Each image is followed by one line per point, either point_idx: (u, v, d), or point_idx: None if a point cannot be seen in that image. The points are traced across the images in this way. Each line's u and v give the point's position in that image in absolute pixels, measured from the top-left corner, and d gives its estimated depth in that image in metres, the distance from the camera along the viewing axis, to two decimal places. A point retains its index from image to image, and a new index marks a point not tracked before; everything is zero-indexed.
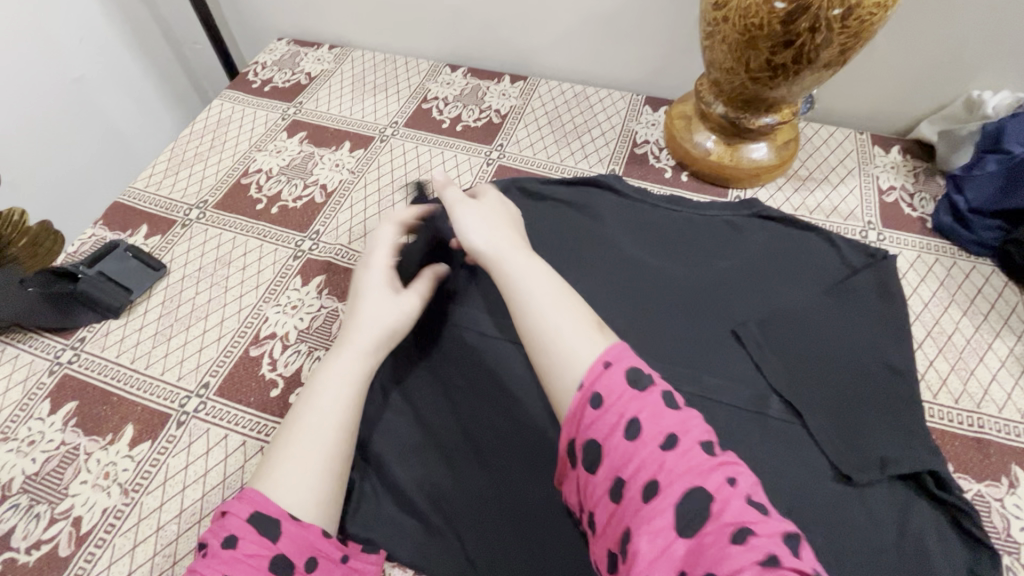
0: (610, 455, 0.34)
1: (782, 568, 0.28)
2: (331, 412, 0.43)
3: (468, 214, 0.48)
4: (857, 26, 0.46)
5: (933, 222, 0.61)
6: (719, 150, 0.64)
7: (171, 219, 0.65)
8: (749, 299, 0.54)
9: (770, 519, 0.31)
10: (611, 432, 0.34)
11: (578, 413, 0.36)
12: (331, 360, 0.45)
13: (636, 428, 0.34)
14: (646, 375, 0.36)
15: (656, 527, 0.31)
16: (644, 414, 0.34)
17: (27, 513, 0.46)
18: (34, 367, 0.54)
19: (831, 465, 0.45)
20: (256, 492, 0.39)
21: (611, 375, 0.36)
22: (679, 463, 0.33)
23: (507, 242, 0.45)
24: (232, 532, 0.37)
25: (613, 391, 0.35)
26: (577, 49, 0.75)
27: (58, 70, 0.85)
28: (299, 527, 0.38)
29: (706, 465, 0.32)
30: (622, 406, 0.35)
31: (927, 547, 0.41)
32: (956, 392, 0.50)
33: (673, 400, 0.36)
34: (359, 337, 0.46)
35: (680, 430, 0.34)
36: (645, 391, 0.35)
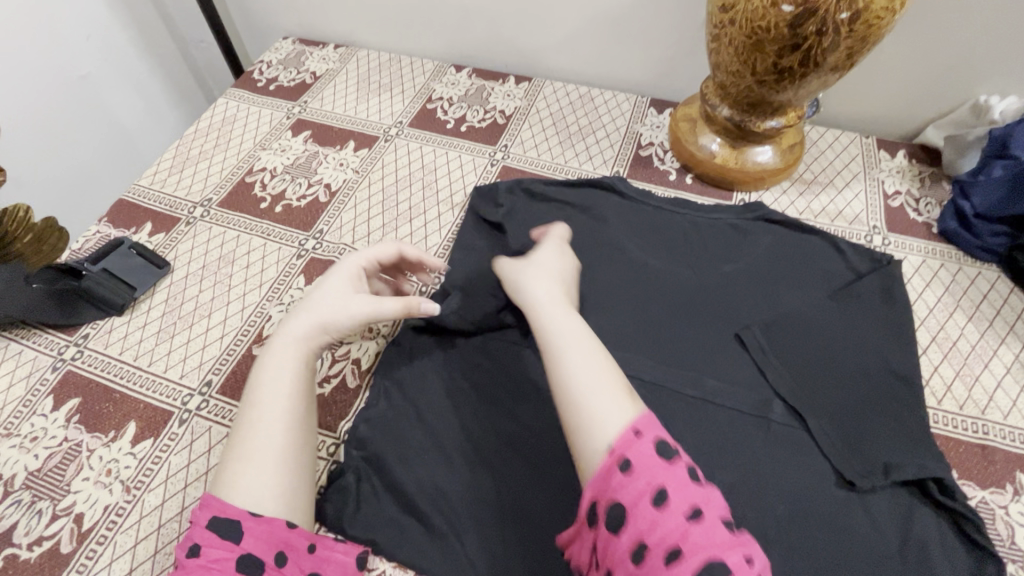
0: (636, 520, 0.34)
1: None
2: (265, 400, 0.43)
3: (520, 272, 0.50)
4: (864, 30, 0.45)
5: (938, 227, 0.61)
6: (724, 153, 0.64)
7: (176, 216, 0.65)
8: (752, 303, 0.54)
9: None
10: (638, 499, 0.35)
11: (605, 475, 0.36)
12: (271, 346, 0.46)
13: (664, 497, 0.34)
14: (672, 446, 0.37)
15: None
16: (671, 485, 0.35)
17: (29, 509, 0.46)
18: (37, 363, 0.54)
19: (835, 470, 0.45)
20: (214, 497, 0.39)
21: (641, 443, 0.36)
22: (703, 537, 0.33)
23: (551, 301, 0.47)
24: (195, 542, 0.37)
25: (642, 459, 0.36)
26: (583, 50, 0.75)
27: (66, 68, 0.85)
28: (261, 522, 0.38)
29: (727, 542, 0.33)
30: (652, 475, 0.35)
31: (931, 554, 0.41)
32: (960, 399, 0.50)
33: (696, 473, 0.37)
34: (296, 326, 0.47)
35: (704, 503, 0.35)
36: (672, 462, 0.36)
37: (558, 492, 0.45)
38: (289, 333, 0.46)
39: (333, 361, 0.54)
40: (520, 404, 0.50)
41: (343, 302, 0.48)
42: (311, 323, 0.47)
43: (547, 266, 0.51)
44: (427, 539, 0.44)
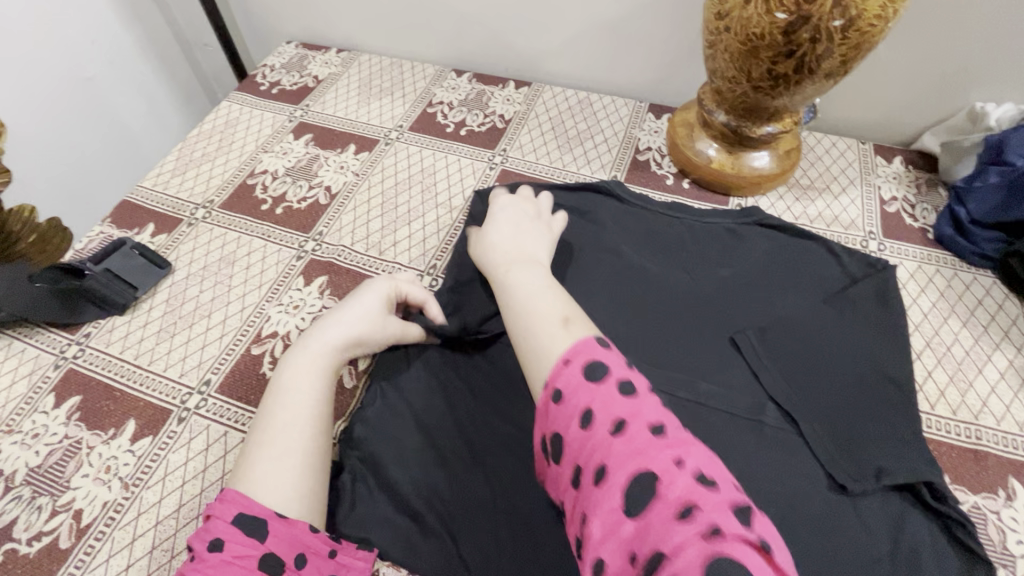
0: (569, 445, 0.35)
1: (725, 540, 0.28)
2: (293, 397, 0.46)
3: (478, 242, 0.54)
4: (857, 37, 0.46)
5: (934, 232, 0.61)
6: (720, 158, 0.64)
7: (178, 218, 0.66)
8: (747, 308, 0.55)
9: (718, 492, 0.31)
10: (568, 424, 0.35)
11: (544, 410, 0.37)
12: (304, 352, 0.48)
13: (590, 417, 0.35)
14: (602, 364, 0.37)
15: (607, 509, 0.31)
16: (596, 404, 0.35)
17: (28, 504, 0.47)
18: (39, 361, 0.55)
19: (827, 474, 0.45)
20: (237, 493, 0.39)
21: (568, 371, 0.37)
22: (628, 447, 0.33)
23: (505, 259, 0.51)
24: (216, 536, 0.37)
25: (569, 384, 0.37)
26: (581, 56, 0.76)
27: (71, 71, 0.86)
28: (287, 524, 0.39)
29: (654, 447, 0.33)
30: (578, 397, 0.36)
31: (921, 557, 0.41)
32: (954, 404, 0.50)
33: (630, 387, 0.36)
34: (338, 335, 0.49)
35: (632, 415, 0.34)
36: (599, 380, 0.36)
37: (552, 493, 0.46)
38: (325, 340, 0.49)
39: None
40: (514, 406, 0.50)
41: (380, 320, 0.51)
42: (353, 337, 0.50)
43: (510, 228, 0.54)
44: (420, 538, 0.44)
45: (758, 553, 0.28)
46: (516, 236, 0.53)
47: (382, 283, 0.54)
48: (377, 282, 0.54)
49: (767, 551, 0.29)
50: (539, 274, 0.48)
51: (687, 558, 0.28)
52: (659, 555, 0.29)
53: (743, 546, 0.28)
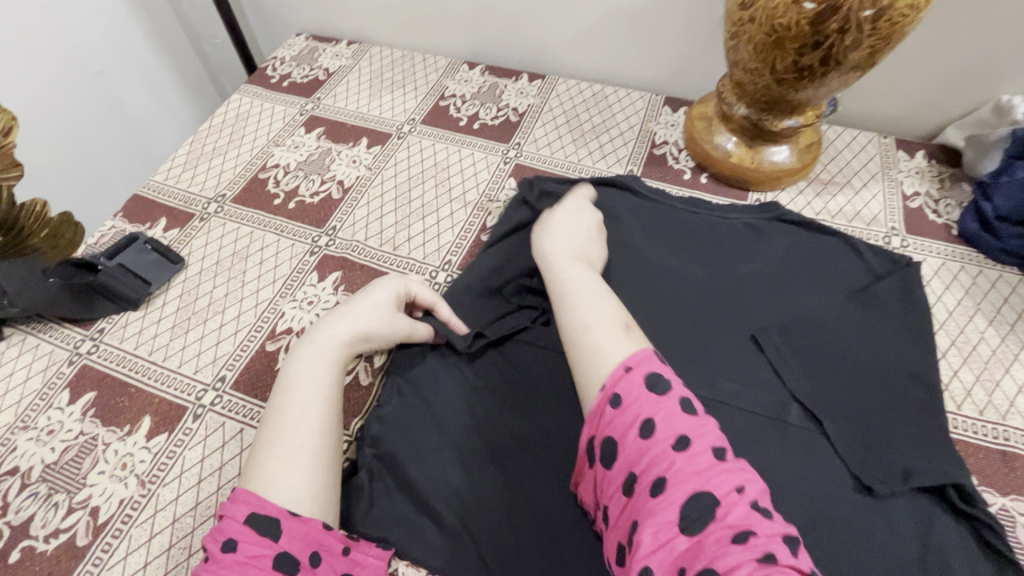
0: (625, 452, 0.37)
1: (776, 563, 0.30)
2: (299, 390, 0.45)
3: (539, 234, 0.55)
4: (888, 28, 0.45)
5: (958, 228, 0.60)
6: (739, 152, 0.63)
7: (190, 212, 0.66)
8: (769, 306, 0.54)
9: (771, 521, 0.33)
10: (626, 431, 0.37)
11: (599, 411, 0.39)
12: (312, 345, 0.48)
13: (650, 428, 0.37)
14: (664, 379, 0.39)
15: (661, 520, 0.33)
16: (658, 416, 0.37)
17: (45, 501, 0.47)
18: (54, 356, 0.55)
19: (852, 475, 0.45)
20: (248, 492, 0.39)
21: (630, 379, 0.39)
22: (688, 465, 0.35)
23: (568, 258, 0.52)
24: (230, 536, 0.37)
25: (631, 393, 0.38)
26: (596, 48, 0.75)
27: (82, 65, 0.86)
28: (300, 522, 0.39)
29: (714, 469, 0.35)
30: (639, 407, 0.38)
31: (949, 560, 0.41)
32: (981, 404, 0.49)
33: (690, 405, 0.38)
34: (344, 328, 0.49)
35: (694, 434, 0.36)
36: (662, 394, 0.38)
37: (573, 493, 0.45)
38: (333, 333, 0.49)
39: None
40: (532, 404, 0.50)
41: (389, 316, 0.51)
42: (360, 331, 0.49)
43: (570, 224, 0.55)
44: (440, 538, 0.44)
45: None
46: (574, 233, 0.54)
47: (393, 280, 0.53)
48: (386, 279, 0.53)
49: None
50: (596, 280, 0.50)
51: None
52: (712, 570, 0.31)
53: (793, 573, 0.30)
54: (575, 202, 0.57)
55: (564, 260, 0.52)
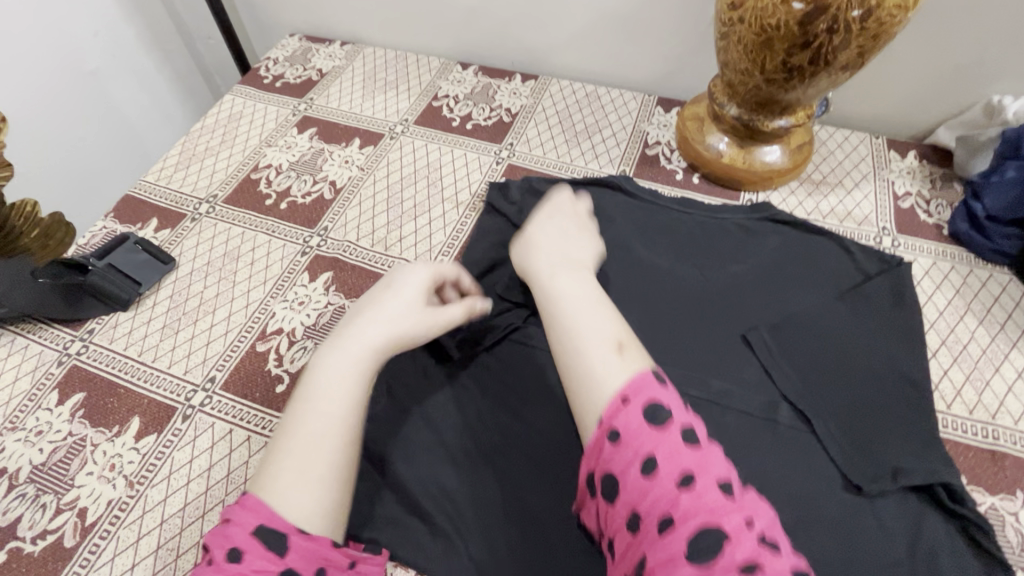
0: (628, 490, 0.35)
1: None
2: (326, 402, 0.41)
3: (521, 243, 0.52)
4: (876, 28, 0.45)
5: (949, 228, 0.60)
6: (731, 153, 0.63)
7: (180, 213, 0.66)
8: (760, 306, 0.54)
9: (780, 555, 0.32)
10: (627, 469, 0.35)
11: (597, 447, 0.37)
12: (344, 350, 0.43)
13: (653, 466, 0.35)
14: (665, 408, 0.37)
15: (670, 557, 0.32)
16: (661, 451, 0.35)
17: (33, 502, 0.46)
18: (43, 357, 0.55)
19: (842, 474, 0.44)
20: (261, 502, 0.37)
21: (629, 412, 0.37)
22: (695, 503, 0.34)
23: (554, 262, 0.49)
24: (236, 545, 0.35)
25: (631, 426, 0.36)
26: (589, 48, 0.75)
27: (74, 64, 0.86)
28: (307, 539, 0.36)
29: (722, 505, 0.34)
30: (639, 443, 0.36)
31: (939, 561, 0.41)
32: (971, 403, 0.49)
33: (692, 435, 0.37)
34: (380, 331, 0.44)
35: (699, 468, 0.35)
36: (663, 427, 0.36)
37: (563, 492, 0.45)
38: (369, 340, 0.43)
39: None
40: (522, 404, 0.50)
41: (426, 315, 0.46)
42: (397, 333, 0.45)
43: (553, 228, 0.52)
44: (429, 538, 0.43)
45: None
46: (561, 237, 0.52)
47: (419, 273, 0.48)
48: (415, 270, 0.48)
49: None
50: (586, 281, 0.47)
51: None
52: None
53: None
54: (551, 208, 0.55)
55: (550, 265, 0.48)
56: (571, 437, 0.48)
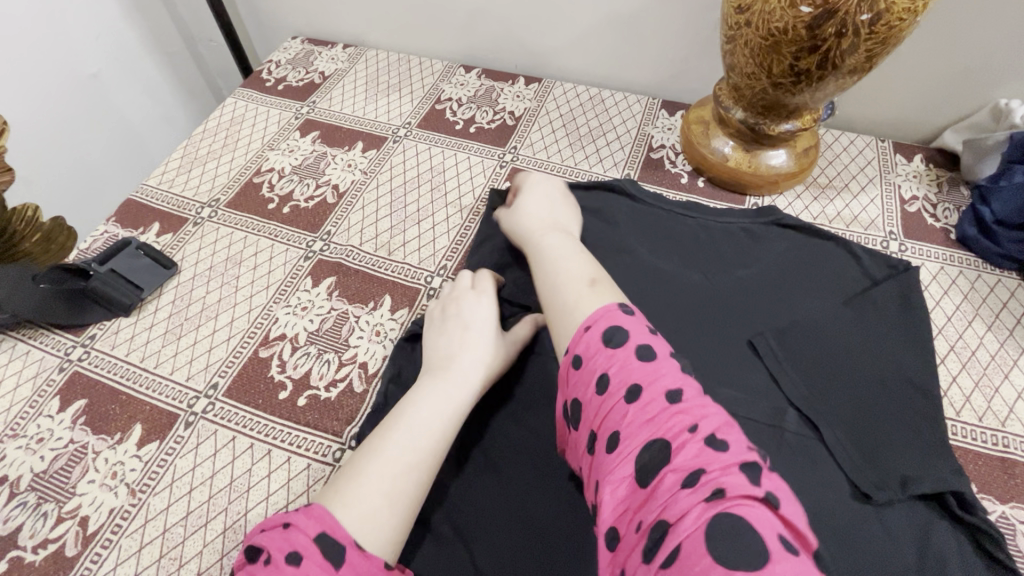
0: (587, 412, 0.37)
1: (726, 498, 0.29)
2: (422, 433, 0.41)
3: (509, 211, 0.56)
4: (885, 32, 0.44)
5: (956, 233, 0.59)
6: (736, 156, 0.63)
7: (183, 217, 0.65)
8: (767, 311, 0.53)
9: (728, 453, 0.31)
10: (586, 391, 0.37)
11: (565, 376, 0.39)
12: (441, 389, 0.44)
13: (606, 383, 0.36)
14: (621, 330, 0.38)
15: (619, 475, 0.33)
16: (613, 369, 0.37)
17: (34, 511, 0.46)
18: (44, 363, 0.54)
19: (851, 483, 0.44)
20: (324, 510, 0.36)
21: (588, 337, 0.39)
22: (643, 415, 0.34)
23: (543, 226, 0.53)
24: (296, 548, 0.33)
25: (588, 351, 0.38)
26: (594, 51, 0.74)
27: (76, 67, 0.85)
28: (362, 557, 0.34)
29: (668, 414, 0.34)
30: (594, 364, 0.37)
31: (949, 569, 0.40)
32: (980, 410, 0.49)
33: (649, 352, 0.37)
34: (473, 372, 0.46)
35: (648, 381, 0.35)
36: (617, 347, 0.38)
37: (569, 500, 0.45)
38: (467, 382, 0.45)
39: (339, 365, 0.53)
40: (527, 411, 0.49)
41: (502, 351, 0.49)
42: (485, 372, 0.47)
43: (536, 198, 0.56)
44: (433, 547, 0.43)
45: (765, 507, 0.29)
46: (547, 204, 0.56)
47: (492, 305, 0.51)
48: (484, 305, 0.51)
49: (774, 505, 0.30)
50: (569, 241, 0.50)
51: (687, 520, 0.29)
52: (663, 519, 0.30)
53: (748, 505, 0.29)
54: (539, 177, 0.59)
55: (540, 229, 0.53)
56: None
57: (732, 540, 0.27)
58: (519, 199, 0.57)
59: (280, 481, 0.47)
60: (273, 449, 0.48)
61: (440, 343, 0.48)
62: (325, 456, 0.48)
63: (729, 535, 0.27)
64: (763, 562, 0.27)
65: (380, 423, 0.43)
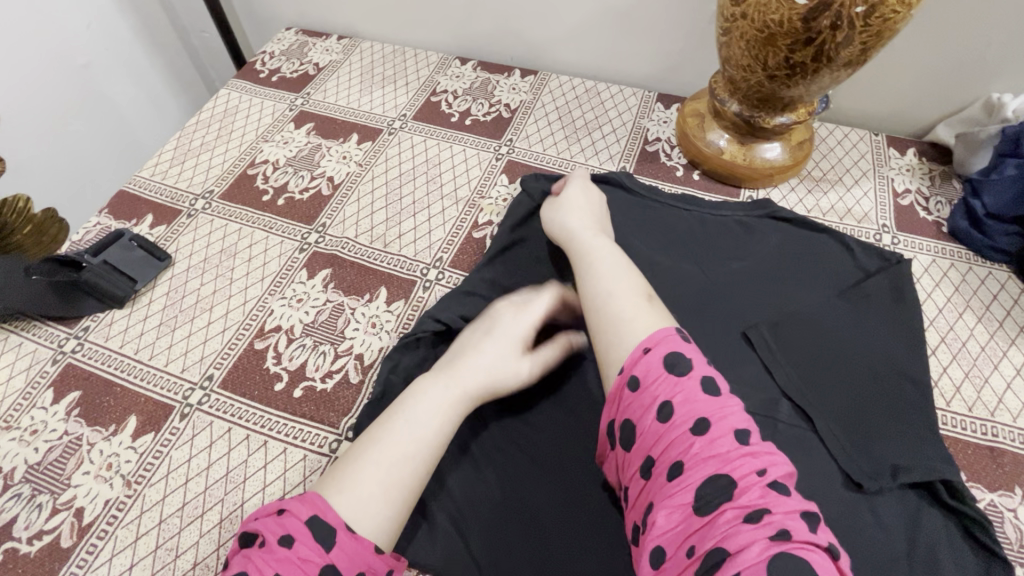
0: (644, 436, 0.37)
1: (792, 541, 0.30)
2: (419, 427, 0.41)
3: (553, 210, 0.55)
4: (880, 24, 0.44)
5: (948, 226, 0.60)
6: (732, 149, 0.63)
7: (177, 209, 0.65)
8: (762, 303, 0.54)
9: (789, 498, 0.33)
10: (644, 414, 0.37)
11: (618, 395, 0.39)
12: (436, 393, 0.43)
13: (669, 412, 0.37)
14: (685, 359, 0.38)
15: (677, 502, 0.34)
16: (677, 399, 0.37)
17: (28, 502, 0.46)
18: (37, 355, 0.54)
19: (843, 472, 0.44)
20: (318, 495, 0.36)
21: (648, 360, 0.39)
22: (707, 449, 0.35)
23: (590, 232, 0.52)
24: (289, 531, 0.34)
25: (649, 374, 0.38)
26: (590, 44, 0.74)
27: (66, 56, 0.84)
28: (354, 539, 0.35)
29: (735, 452, 0.34)
30: (656, 389, 0.38)
31: (938, 556, 0.41)
32: (970, 400, 0.50)
33: (713, 385, 0.38)
34: (467, 379, 0.44)
35: (714, 416, 0.36)
36: (681, 375, 0.38)
37: (565, 491, 0.45)
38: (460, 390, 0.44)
39: (335, 356, 0.53)
40: (525, 402, 0.49)
41: (511, 367, 0.47)
42: (483, 382, 0.45)
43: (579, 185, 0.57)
44: (429, 536, 0.43)
45: (824, 555, 0.31)
46: (590, 207, 0.55)
47: (531, 314, 0.50)
48: (513, 317, 0.49)
49: (831, 554, 0.31)
50: (617, 253, 0.50)
51: (749, 553, 0.30)
52: (722, 548, 0.31)
53: (809, 550, 0.30)
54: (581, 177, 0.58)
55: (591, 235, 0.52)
56: (573, 437, 0.48)
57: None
58: (562, 200, 0.55)
59: (276, 471, 0.47)
60: (268, 440, 0.48)
61: (466, 337, 0.49)
62: (322, 447, 0.48)
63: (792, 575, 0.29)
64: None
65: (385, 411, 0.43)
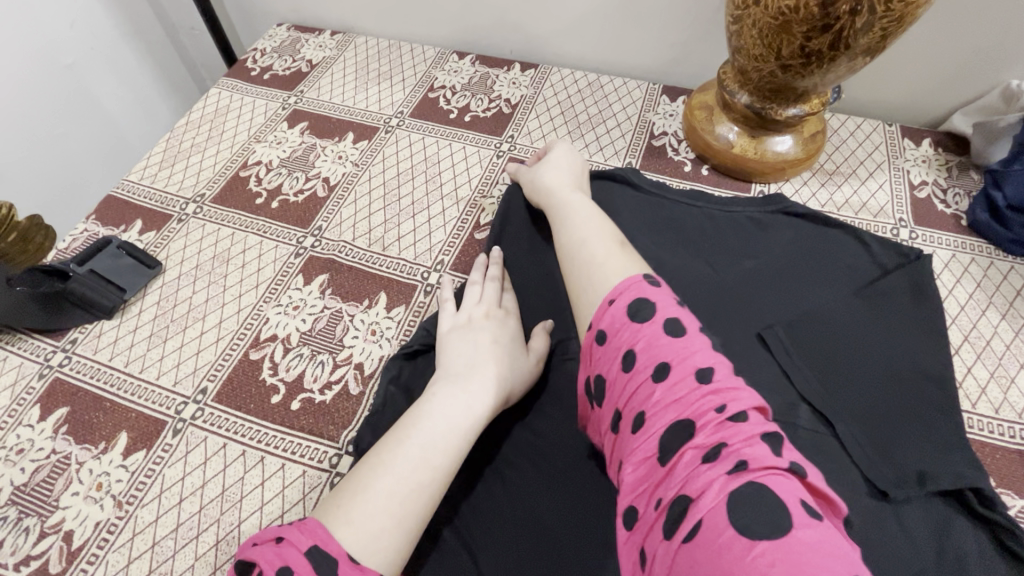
0: (612, 389, 0.36)
1: (750, 471, 0.29)
2: (436, 449, 0.39)
3: (538, 177, 0.55)
4: (901, 9, 0.42)
5: (968, 219, 0.58)
6: (742, 143, 0.60)
7: (167, 213, 0.62)
8: (777, 303, 0.52)
9: (749, 424, 0.31)
10: (611, 367, 0.37)
11: (589, 354, 0.39)
12: (445, 406, 0.41)
13: (632, 360, 0.36)
14: (648, 304, 0.38)
15: (640, 456, 0.33)
16: (640, 345, 0.36)
17: (15, 526, 0.44)
18: (22, 370, 0.52)
19: (867, 480, 0.42)
20: (317, 523, 0.35)
21: (613, 310, 0.38)
22: (667, 395, 0.34)
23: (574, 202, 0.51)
24: (287, 562, 0.32)
25: (613, 325, 0.38)
26: (591, 36, 0.72)
27: (48, 56, 0.81)
28: (358, 569, 0.33)
29: (695, 394, 0.33)
30: (619, 339, 0.37)
31: (969, 567, 0.39)
32: (996, 402, 0.47)
33: (678, 325, 0.37)
34: (482, 391, 0.43)
35: (677, 359, 0.35)
36: (643, 321, 0.37)
37: (577, 504, 0.43)
38: (475, 403, 0.42)
39: (334, 366, 0.51)
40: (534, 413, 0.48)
41: (511, 367, 0.46)
42: (497, 391, 0.44)
43: (568, 159, 0.57)
44: (435, 553, 0.41)
45: (789, 481, 0.29)
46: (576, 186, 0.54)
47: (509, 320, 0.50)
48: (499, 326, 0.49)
49: (797, 476, 0.30)
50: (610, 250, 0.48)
51: (709, 496, 0.29)
52: (684, 496, 0.30)
53: (770, 476, 0.29)
54: (563, 151, 0.58)
55: (576, 207, 0.51)
56: (584, 448, 0.46)
57: (752, 514, 0.27)
58: (549, 175, 0.55)
59: (275, 489, 0.45)
60: (266, 456, 0.46)
61: (460, 348, 0.46)
62: (322, 462, 0.46)
63: (750, 505, 0.28)
64: (783, 532, 0.27)
65: (388, 431, 0.41)
